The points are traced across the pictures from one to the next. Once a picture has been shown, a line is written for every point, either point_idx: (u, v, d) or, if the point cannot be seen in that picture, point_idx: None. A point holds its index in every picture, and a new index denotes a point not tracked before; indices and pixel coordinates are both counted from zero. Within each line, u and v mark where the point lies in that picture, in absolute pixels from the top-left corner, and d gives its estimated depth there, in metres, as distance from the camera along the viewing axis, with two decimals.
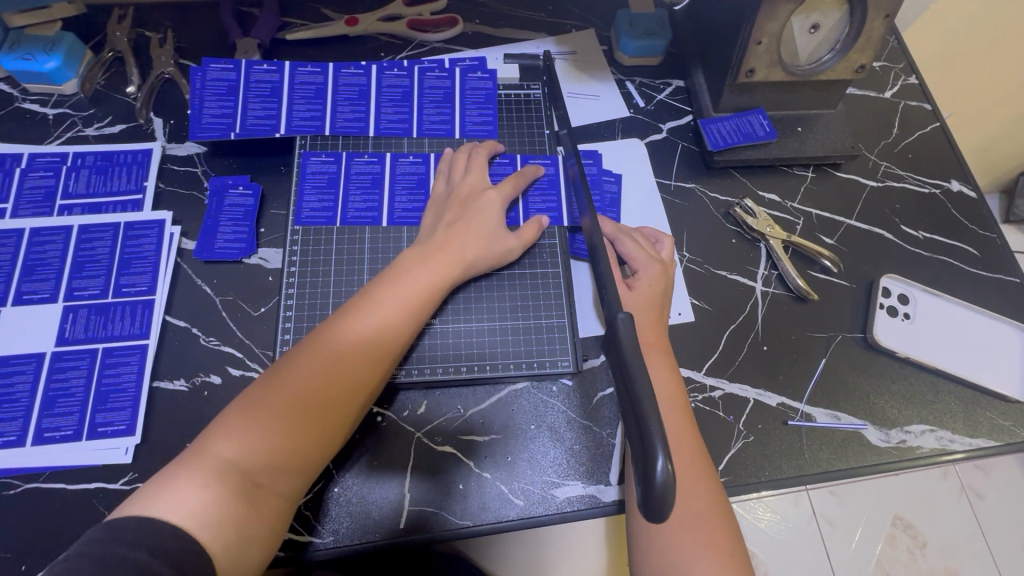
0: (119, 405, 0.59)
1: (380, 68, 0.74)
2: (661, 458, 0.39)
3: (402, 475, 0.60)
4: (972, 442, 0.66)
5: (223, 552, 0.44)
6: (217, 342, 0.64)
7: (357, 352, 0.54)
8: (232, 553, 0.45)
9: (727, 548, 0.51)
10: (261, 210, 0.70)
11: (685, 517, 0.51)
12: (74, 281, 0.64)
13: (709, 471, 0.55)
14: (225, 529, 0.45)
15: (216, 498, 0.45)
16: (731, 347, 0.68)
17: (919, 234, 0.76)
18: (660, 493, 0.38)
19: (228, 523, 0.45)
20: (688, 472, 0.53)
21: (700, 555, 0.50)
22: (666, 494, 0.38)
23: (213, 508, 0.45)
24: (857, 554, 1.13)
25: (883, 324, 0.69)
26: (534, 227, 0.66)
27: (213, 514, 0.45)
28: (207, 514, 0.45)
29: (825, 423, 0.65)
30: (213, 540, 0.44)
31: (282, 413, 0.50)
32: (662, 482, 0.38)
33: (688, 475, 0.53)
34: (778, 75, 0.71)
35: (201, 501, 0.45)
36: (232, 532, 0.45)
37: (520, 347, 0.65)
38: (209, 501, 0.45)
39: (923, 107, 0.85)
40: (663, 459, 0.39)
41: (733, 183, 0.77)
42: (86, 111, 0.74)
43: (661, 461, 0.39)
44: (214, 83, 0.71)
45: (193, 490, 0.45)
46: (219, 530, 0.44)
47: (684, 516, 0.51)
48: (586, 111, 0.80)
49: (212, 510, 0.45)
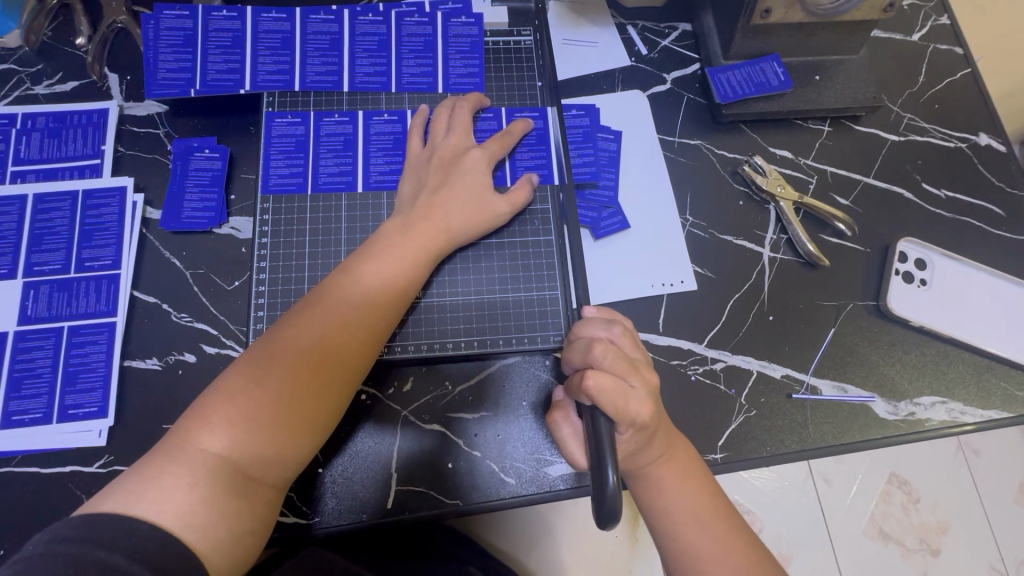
0: (89, 385, 0.57)
1: (353, 12, 0.67)
2: (611, 468, 0.41)
3: (388, 453, 0.57)
4: (984, 413, 0.63)
5: (213, 554, 0.42)
6: (190, 318, 0.60)
7: (342, 332, 0.51)
8: (225, 549, 0.43)
9: (732, 537, 0.49)
10: (230, 174, 0.64)
11: (678, 511, 0.50)
12: (33, 256, 0.60)
13: (691, 459, 0.53)
14: (205, 521, 0.42)
15: (206, 498, 0.43)
16: (734, 318, 0.64)
17: (941, 193, 0.71)
18: (610, 506, 0.39)
19: (217, 519, 0.43)
20: (672, 465, 0.51)
21: (705, 547, 0.49)
22: (615, 507, 0.39)
23: (204, 508, 0.43)
24: (851, 511, 1.15)
25: (896, 292, 0.65)
26: (523, 189, 0.61)
27: (202, 512, 0.42)
28: (196, 515, 0.42)
29: (830, 396, 0.62)
30: (203, 541, 0.42)
31: (267, 400, 0.47)
32: (613, 493, 0.40)
33: (668, 469, 0.51)
34: (797, 16, 0.64)
35: (190, 500, 0.42)
36: (224, 528, 0.43)
37: (512, 321, 0.61)
38: (199, 501, 0.43)
39: (953, 51, 0.77)
40: (613, 471, 0.41)
41: (743, 138, 0.71)
42: (34, 67, 0.67)
43: (611, 473, 0.41)
44: (169, 33, 0.64)
45: (181, 489, 0.43)
46: (209, 530, 0.42)
47: (677, 512, 0.50)
48: (583, 60, 0.73)
49: (202, 510, 0.42)
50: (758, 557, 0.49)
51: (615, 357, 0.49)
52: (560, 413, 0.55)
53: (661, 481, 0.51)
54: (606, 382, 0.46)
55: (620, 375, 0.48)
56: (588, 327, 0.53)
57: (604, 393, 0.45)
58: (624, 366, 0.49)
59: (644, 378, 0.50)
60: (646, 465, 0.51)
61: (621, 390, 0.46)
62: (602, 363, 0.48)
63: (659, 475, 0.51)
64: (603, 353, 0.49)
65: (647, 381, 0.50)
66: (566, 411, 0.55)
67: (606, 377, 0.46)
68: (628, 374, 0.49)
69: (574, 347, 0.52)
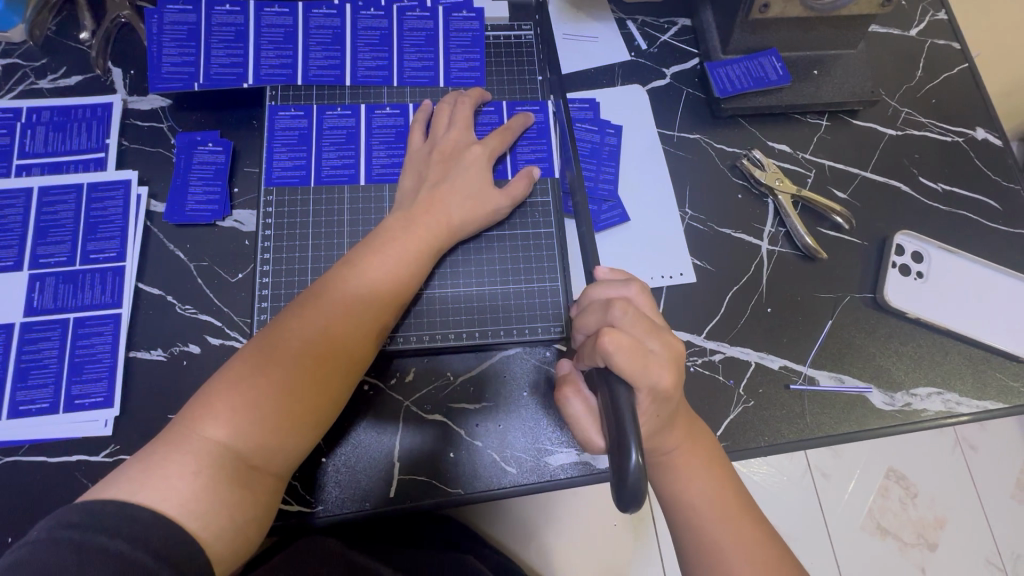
0: (95, 376, 0.57)
1: (355, 7, 0.67)
2: (635, 452, 0.40)
3: (391, 441, 0.58)
4: (979, 404, 0.64)
5: (216, 541, 0.43)
6: (194, 310, 0.61)
7: (345, 324, 0.51)
8: (227, 537, 0.44)
9: (751, 530, 0.50)
10: (233, 168, 0.65)
11: (701, 501, 0.51)
12: (39, 248, 0.61)
13: (713, 452, 0.54)
14: (208, 509, 0.43)
15: (209, 487, 0.44)
16: (733, 310, 0.65)
17: (938, 187, 0.71)
18: (633, 485, 0.39)
19: (220, 508, 0.44)
20: (695, 454, 0.52)
21: (725, 538, 0.49)
22: (637, 488, 0.40)
23: (206, 496, 0.43)
24: (850, 505, 1.15)
25: (893, 284, 0.66)
26: (523, 181, 0.62)
27: (205, 500, 0.43)
28: (199, 503, 0.43)
29: (828, 387, 0.63)
30: (206, 529, 0.43)
31: (271, 390, 0.48)
32: (635, 476, 0.40)
33: (691, 458, 0.52)
34: (795, 10, 0.65)
35: (193, 489, 0.43)
36: (226, 517, 0.44)
37: (512, 313, 0.61)
38: (201, 490, 0.43)
39: (950, 46, 0.78)
40: (636, 454, 0.40)
41: (742, 132, 0.72)
42: (38, 61, 0.68)
43: (633, 454, 0.40)
44: (173, 27, 0.64)
45: (184, 477, 0.43)
46: (212, 518, 0.43)
47: (701, 502, 0.51)
48: (584, 55, 0.74)
49: (204, 498, 0.43)
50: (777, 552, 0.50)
51: (633, 316, 0.49)
52: (571, 389, 0.53)
53: (685, 468, 0.52)
54: (623, 341, 0.47)
55: (639, 335, 0.49)
56: (600, 289, 0.54)
57: (622, 351, 0.46)
58: (642, 327, 0.49)
59: (664, 339, 0.50)
60: (671, 452, 0.52)
61: (640, 353, 0.47)
62: (620, 322, 0.49)
63: (683, 463, 0.52)
64: (622, 311, 0.49)
65: (669, 346, 0.50)
66: (577, 386, 0.53)
67: (626, 338, 0.47)
68: (648, 335, 0.49)
69: (591, 309, 0.53)
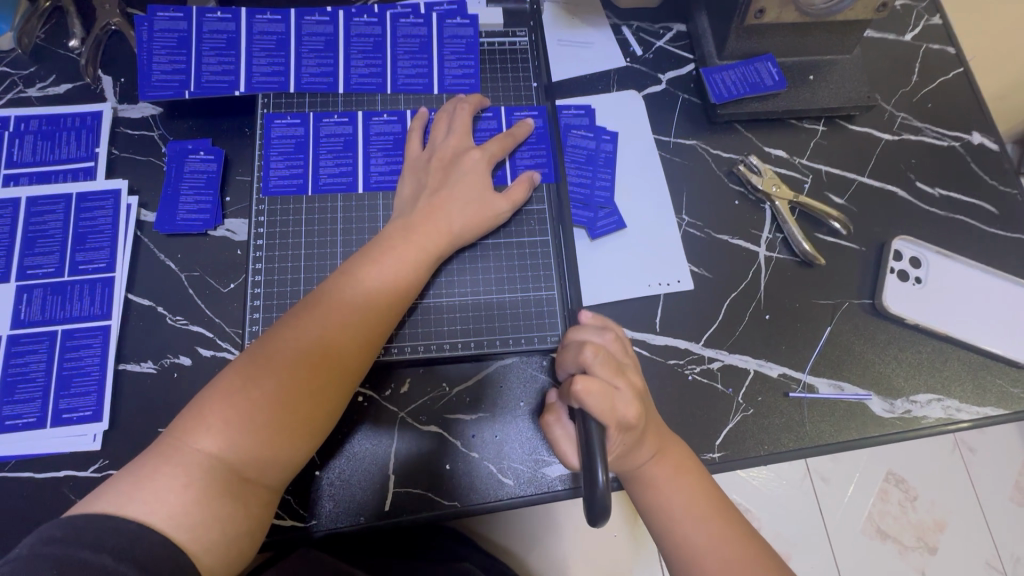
0: (83, 389, 0.56)
1: (348, 14, 0.67)
2: (601, 469, 0.42)
3: (385, 453, 0.57)
4: (979, 410, 0.63)
5: (207, 555, 0.42)
6: (185, 321, 0.60)
7: (341, 336, 0.51)
8: (219, 552, 0.43)
9: (730, 533, 0.50)
10: (225, 176, 0.64)
11: (676, 508, 0.50)
12: (26, 259, 0.60)
13: (686, 456, 0.53)
14: (200, 522, 0.42)
15: (199, 500, 0.42)
16: (731, 317, 0.64)
17: (935, 192, 0.71)
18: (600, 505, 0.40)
19: (212, 521, 0.43)
20: (666, 461, 0.52)
21: (703, 544, 0.49)
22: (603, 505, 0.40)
23: (197, 509, 0.42)
24: (850, 510, 1.15)
25: (892, 290, 0.66)
26: (522, 186, 0.61)
27: (197, 514, 0.42)
28: (190, 518, 0.42)
29: (827, 394, 0.62)
30: (196, 544, 0.42)
31: (264, 404, 0.47)
32: (603, 490, 0.41)
33: (665, 469, 0.52)
34: (790, 16, 0.64)
35: (183, 503, 0.42)
36: (218, 531, 0.43)
37: (510, 322, 0.60)
38: (192, 504, 0.42)
39: (945, 51, 0.78)
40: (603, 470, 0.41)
41: (737, 138, 0.71)
42: (27, 69, 0.67)
43: (600, 472, 0.41)
44: (163, 35, 0.64)
45: (175, 490, 0.42)
46: (203, 532, 0.42)
47: (679, 516, 0.50)
48: (579, 60, 0.73)
49: (196, 511, 0.42)
50: (759, 553, 0.49)
51: (603, 359, 0.49)
52: (552, 417, 0.56)
53: (656, 477, 0.51)
54: (594, 385, 0.46)
55: (608, 378, 0.49)
56: (582, 332, 0.55)
57: (593, 395, 0.46)
58: (612, 369, 0.49)
59: (630, 380, 0.50)
60: (642, 462, 0.51)
61: (609, 396, 0.47)
62: (591, 364, 0.49)
63: (654, 470, 0.51)
64: (593, 354, 0.49)
65: (634, 385, 0.50)
66: (559, 415, 0.56)
67: (596, 381, 0.47)
68: (616, 378, 0.49)
69: (568, 349, 0.53)
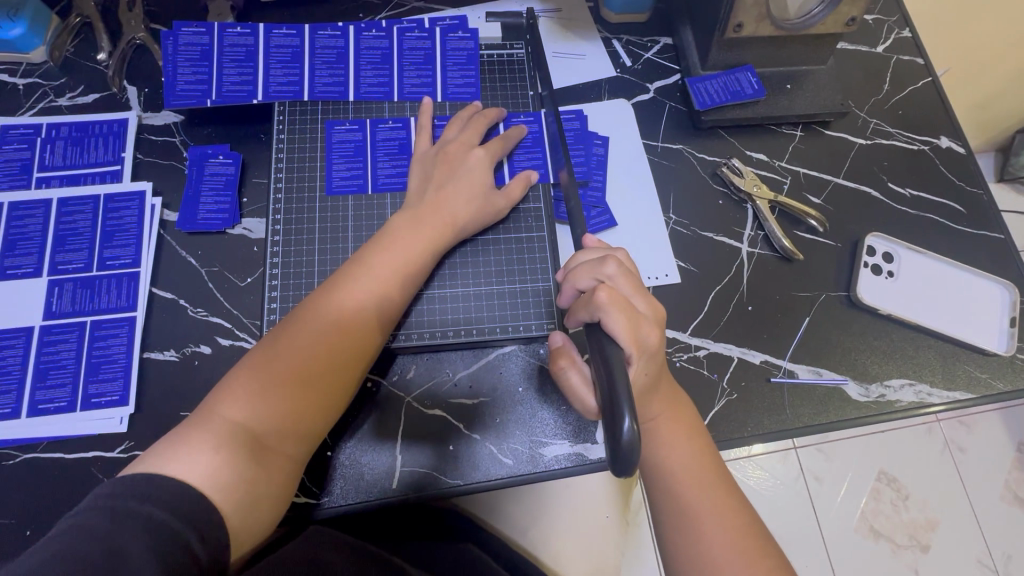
0: (110, 375, 0.60)
1: (357, 29, 0.72)
2: (628, 419, 0.42)
3: (394, 436, 0.61)
4: (949, 395, 0.67)
5: (234, 512, 0.45)
6: (205, 312, 0.64)
7: (355, 321, 0.55)
8: (245, 511, 0.46)
9: (727, 498, 0.53)
10: (242, 179, 0.69)
11: (680, 467, 0.54)
12: (57, 255, 0.64)
13: (693, 420, 0.57)
14: (228, 483, 0.46)
15: (228, 461, 0.46)
16: (716, 308, 0.69)
17: (906, 192, 0.76)
18: (626, 446, 0.41)
19: (238, 483, 0.46)
20: (674, 423, 0.55)
21: (701, 505, 0.52)
22: (631, 452, 0.41)
23: (226, 469, 0.46)
24: (842, 507, 1.18)
25: (866, 282, 0.70)
26: (521, 184, 0.66)
27: (225, 475, 0.46)
28: (219, 475, 0.46)
29: (806, 380, 0.66)
30: (226, 501, 0.45)
31: (288, 382, 0.51)
32: (629, 440, 0.41)
33: (672, 428, 0.55)
34: (767, 30, 0.70)
35: (214, 462, 0.46)
36: (243, 491, 0.46)
37: (509, 312, 0.65)
38: (222, 464, 0.46)
39: (915, 61, 0.83)
40: (629, 419, 0.42)
41: (720, 143, 0.76)
42: (57, 80, 0.72)
43: (628, 420, 0.42)
44: (187, 48, 0.69)
45: (205, 454, 0.46)
46: (230, 491, 0.46)
47: (680, 468, 0.54)
48: (572, 71, 0.78)
49: (224, 472, 0.46)
50: (751, 522, 0.53)
51: (624, 273, 0.54)
52: (566, 361, 0.57)
53: (664, 435, 0.55)
54: (616, 298, 0.51)
55: (629, 293, 0.53)
56: (587, 254, 0.58)
57: (615, 307, 0.51)
58: (632, 285, 0.54)
59: (648, 300, 0.54)
60: (651, 420, 0.55)
61: (630, 312, 0.52)
62: (613, 276, 0.54)
63: (664, 430, 0.55)
64: (614, 269, 0.54)
65: (654, 306, 0.54)
66: (572, 358, 0.57)
67: (618, 294, 0.52)
68: (636, 294, 0.54)
69: (583, 268, 0.56)
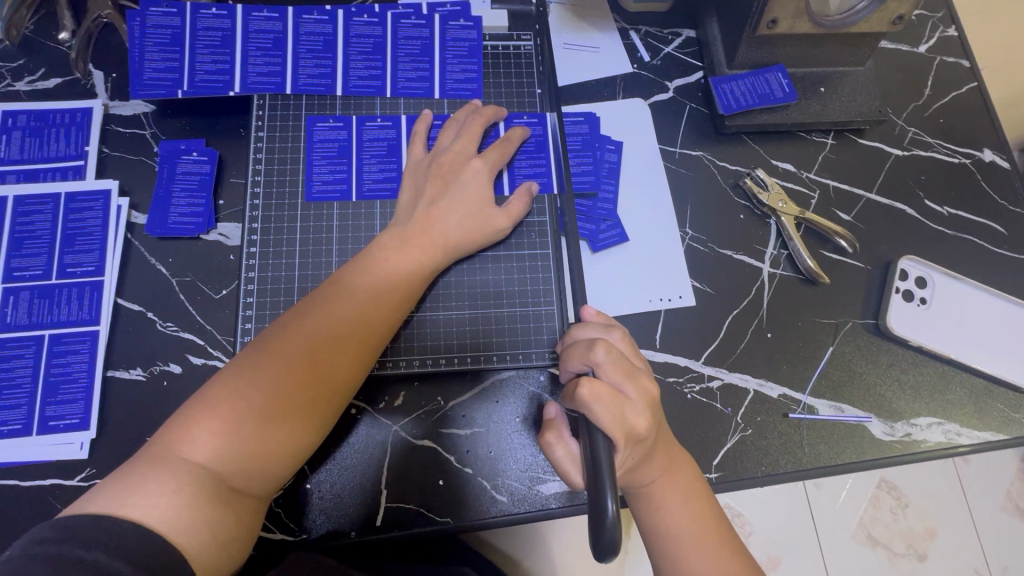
0: (70, 396, 0.55)
1: (347, 13, 0.64)
2: (610, 498, 0.39)
3: (376, 468, 0.56)
4: (979, 435, 0.62)
5: (200, 555, 0.41)
6: (175, 327, 0.58)
7: (330, 350, 0.49)
8: (211, 555, 0.41)
9: (731, 560, 0.49)
10: (218, 178, 0.63)
11: (682, 534, 0.49)
12: (14, 261, 0.58)
13: (694, 477, 0.52)
14: (192, 526, 0.41)
15: (190, 502, 0.41)
16: (732, 334, 0.63)
17: (944, 211, 0.70)
18: (609, 535, 0.38)
19: (202, 526, 0.41)
20: (675, 483, 0.50)
21: (705, 573, 0.48)
22: (614, 537, 0.38)
23: (189, 513, 0.41)
24: (843, 516, 1.15)
25: (897, 311, 0.65)
26: (523, 198, 0.59)
27: (186, 519, 0.41)
28: (183, 520, 0.41)
29: (827, 416, 0.61)
30: (191, 543, 0.40)
31: (251, 415, 0.45)
32: (611, 525, 0.38)
33: (670, 487, 0.50)
34: (804, 26, 0.62)
35: (175, 506, 0.41)
36: (209, 535, 0.41)
37: (507, 337, 0.59)
38: (183, 507, 0.41)
39: (959, 64, 0.76)
40: (612, 500, 0.39)
41: (745, 150, 0.70)
42: (15, 62, 0.65)
43: (609, 501, 0.39)
44: (156, 31, 0.62)
45: (164, 494, 0.41)
46: (194, 534, 0.41)
47: (680, 534, 0.49)
48: (584, 66, 0.71)
49: (187, 514, 0.41)
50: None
51: (615, 359, 0.49)
52: (554, 434, 0.53)
53: (664, 499, 0.50)
54: (600, 390, 0.46)
55: (616, 380, 0.48)
56: (586, 330, 0.53)
57: (601, 401, 0.46)
58: (623, 372, 0.49)
59: (642, 386, 0.49)
60: (649, 483, 0.50)
61: (617, 402, 0.46)
62: (603, 364, 0.49)
63: (662, 493, 0.50)
64: (604, 353, 0.49)
65: (646, 391, 0.49)
66: (561, 433, 0.53)
67: (602, 386, 0.47)
68: (626, 381, 0.49)
69: (576, 348, 0.52)
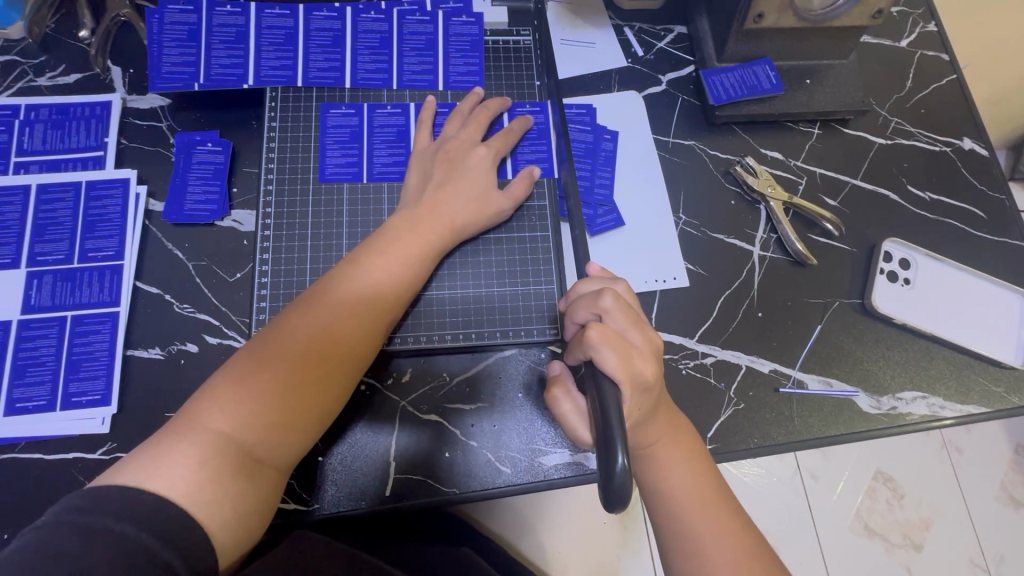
0: (92, 373, 0.57)
1: (355, 9, 0.68)
2: (621, 454, 0.41)
3: (386, 442, 0.59)
4: (962, 408, 0.65)
5: (220, 530, 0.43)
6: (191, 309, 0.61)
7: (345, 324, 0.52)
8: (231, 529, 0.44)
9: (729, 519, 0.51)
10: (232, 168, 0.65)
11: (682, 492, 0.52)
12: (37, 246, 0.61)
13: (693, 442, 0.55)
14: (213, 502, 0.43)
15: (212, 477, 0.44)
16: (725, 313, 0.66)
17: (926, 196, 0.73)
18: (619, 484, 0.40)
19: (223, 501, 0.44)
20: (675, 446, 0.53)
21: (707, 530, 0.50)
22: (622, 491, 0.41)
23: (212, 485, 0.44)
24: (839, 508, 1.17)
25: (881, 290, 0.67)
26: (523, 183, 0.63)
27: (208, 493, 0.43)
28: (205, 493, 0.43)
29: (816, 390, 0.64)
30: (211, 519, 0.43)
31: (272, 387, 0.48)
32: (621, 478, 0.40)
33: (671, 449, 0.53)
34: (789, 20, 0.66)
35: (198, 478, 0.43)
36: (229, 509, 0.44)
37: (510, 315, 0.62)
38: (206, 480, 0.43)
39: (939, 58, 0.79)
40: (623, 456, 0.41)
41: (735, 139, 0.73)
42: (37, 59, 0.68)
43: (620, 455, 0.41)
44: (173, 27, 0.65)
45: (189, 466, 0.43)
46: (215, 509, 0.43)
47: (680, 492, 0.52)
48: (581, 60, 0.75)
49: (209, 489, 0.43)
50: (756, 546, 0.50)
51: (622, 306, 0.52)
52: (560, 389, 0.55)
53: (667, 459, 0.53)
54: (609, 336, 0.49)
55: (623, 327, 0.51)
56: (589, 283, 0.56)
57: (609, 346, 0.49)
58: (629, 319, 0.51)
59: (646, 334, 0.52)
60: (651, 444, 0.53)
61: (624, 348, 0.49)
62: (609, 311, 0.51)
63: (663, 453, 0.53)
64: (611, 301, 0.52)
65: (650, 340, 0.52)
66: (566, 387, 0.56)
67: (611, 332, 0.50)
68: (633, 328, 0.51)
69: (582, 299, 0.54)
